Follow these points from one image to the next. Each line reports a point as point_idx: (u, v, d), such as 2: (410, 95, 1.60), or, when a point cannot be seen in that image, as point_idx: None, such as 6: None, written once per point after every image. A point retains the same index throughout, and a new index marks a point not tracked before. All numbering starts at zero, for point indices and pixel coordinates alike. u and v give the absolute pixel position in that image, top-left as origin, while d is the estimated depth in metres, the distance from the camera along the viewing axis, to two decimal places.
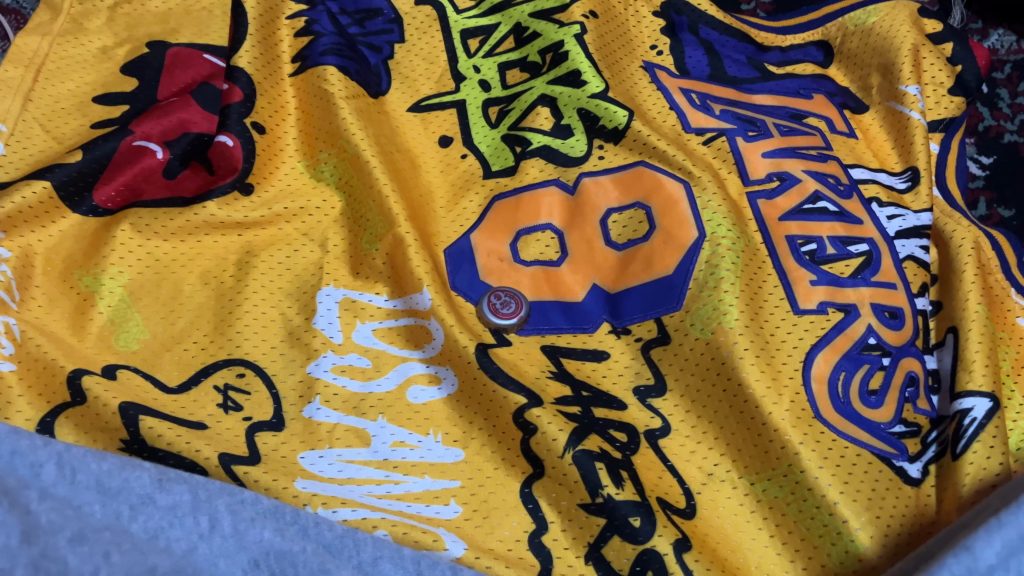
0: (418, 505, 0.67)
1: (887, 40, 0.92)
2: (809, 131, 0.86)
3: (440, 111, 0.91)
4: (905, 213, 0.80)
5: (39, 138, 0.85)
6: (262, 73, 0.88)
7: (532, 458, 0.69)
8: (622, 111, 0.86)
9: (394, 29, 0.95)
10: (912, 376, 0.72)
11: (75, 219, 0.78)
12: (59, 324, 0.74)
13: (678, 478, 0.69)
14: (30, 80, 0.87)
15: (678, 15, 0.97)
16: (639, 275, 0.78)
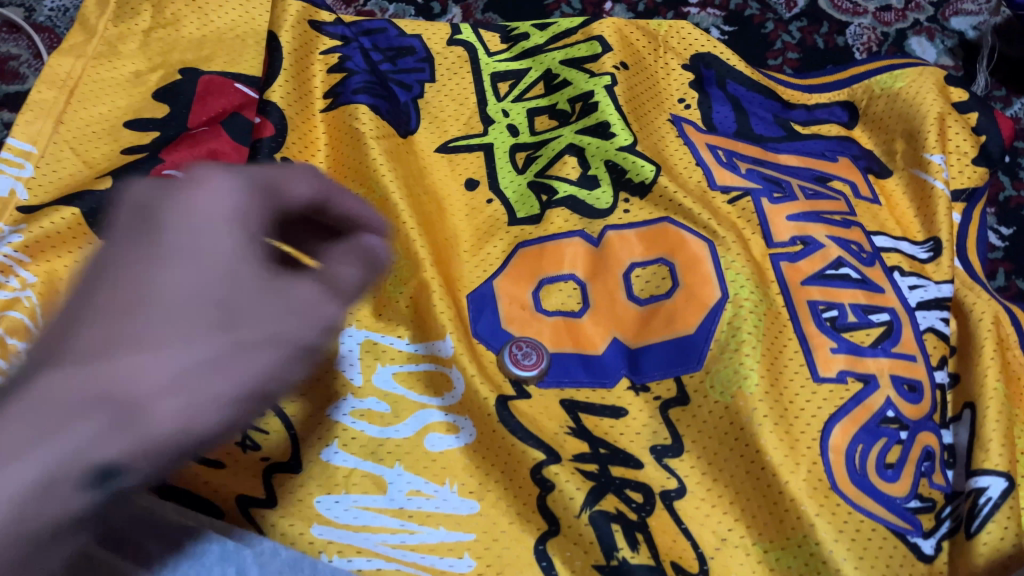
0: (432, 557, 0.68)
1: (913, 107, 0.93)
2: (834, 195, 0.87)
3: (468, 153, 0.91)
4: (926, 283, 0.81)
5: (69, 161, 0.86)
6: (294, 108, 0.91)
7: (548, 515, 0.70)
8: (649, 165, 0.87)
9: (425, 68, 0.96)
10: (929, 451, 0.72)
11: (101, 245, 0.79)
12: None
13: (692, 542, 0.69)
14: (62, 102, 0.88)
15: (706, 69, 0.98)
16: (660, 331, 0.78)
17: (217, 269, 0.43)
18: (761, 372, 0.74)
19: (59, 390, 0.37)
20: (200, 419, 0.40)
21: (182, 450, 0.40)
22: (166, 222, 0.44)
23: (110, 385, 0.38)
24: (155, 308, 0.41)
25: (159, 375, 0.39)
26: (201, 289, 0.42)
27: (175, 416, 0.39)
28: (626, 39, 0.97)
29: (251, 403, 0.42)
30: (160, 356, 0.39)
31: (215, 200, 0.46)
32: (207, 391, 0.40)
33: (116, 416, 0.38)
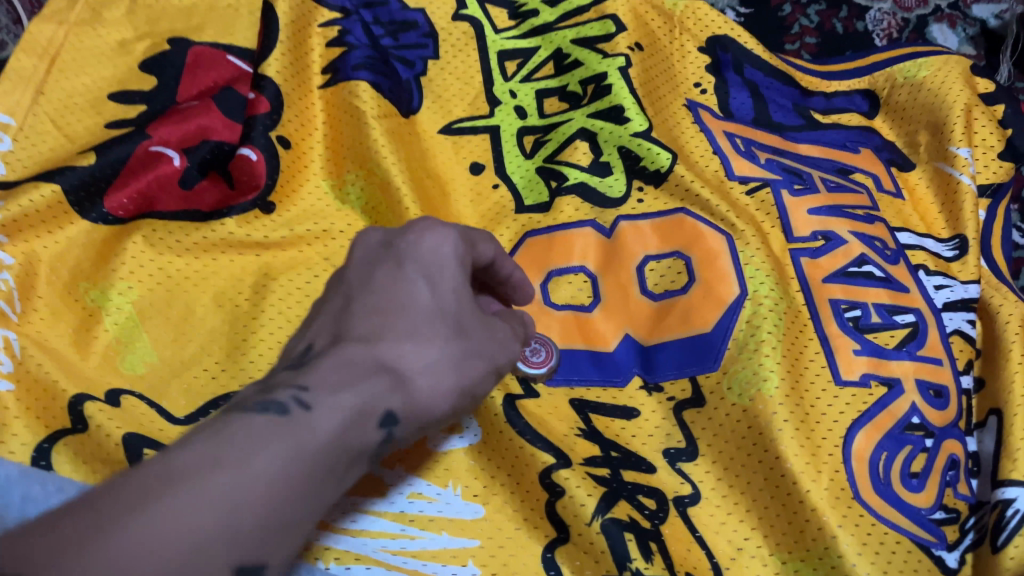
0: (434, 565, 0.64)
1: (939, 98, 0.89)
2: (856, 188, 0.83)
3: (473, 135, 0.87)
4: (953, 283, 0.77)
5: (51, 135, 0.81)
6: (291, 83, 0.84)
7: (557, 522, 0.66)
8: (665, 152, 0.83)
9: (428, 44, 0.90)
10: (953, 460, 0.69)
11: (84, 225, 0.75)
12: (62, 339, 0.70)
13: (707, 551, 0.66)
14: (44, 71, 0.83)
15: (723, 53, 0.93)
16: (675, 329, 0.75)
17: (450, 289, 0.50)
18: (782, 374, 0.70)
19: (385, 361, 0.44)
20: (450, 400, 0.48)
21: (427, 424, 0.47)
22: (400, 243, 0.51)
23: (408, 362, 0.45)
24: (396, 306, 0.47)
25: (434, 356, 0.47)
26: (443, 300, 0.49)
27: (429, 400, 0.46)
28: (642, 21, 0.92)
29: (489, 382, 0.53)
30: (430, 348, 0.46)
31: (448, 243, 0.51)
32: (465, 379, 0.49)
33: (406, 381, 0.45)
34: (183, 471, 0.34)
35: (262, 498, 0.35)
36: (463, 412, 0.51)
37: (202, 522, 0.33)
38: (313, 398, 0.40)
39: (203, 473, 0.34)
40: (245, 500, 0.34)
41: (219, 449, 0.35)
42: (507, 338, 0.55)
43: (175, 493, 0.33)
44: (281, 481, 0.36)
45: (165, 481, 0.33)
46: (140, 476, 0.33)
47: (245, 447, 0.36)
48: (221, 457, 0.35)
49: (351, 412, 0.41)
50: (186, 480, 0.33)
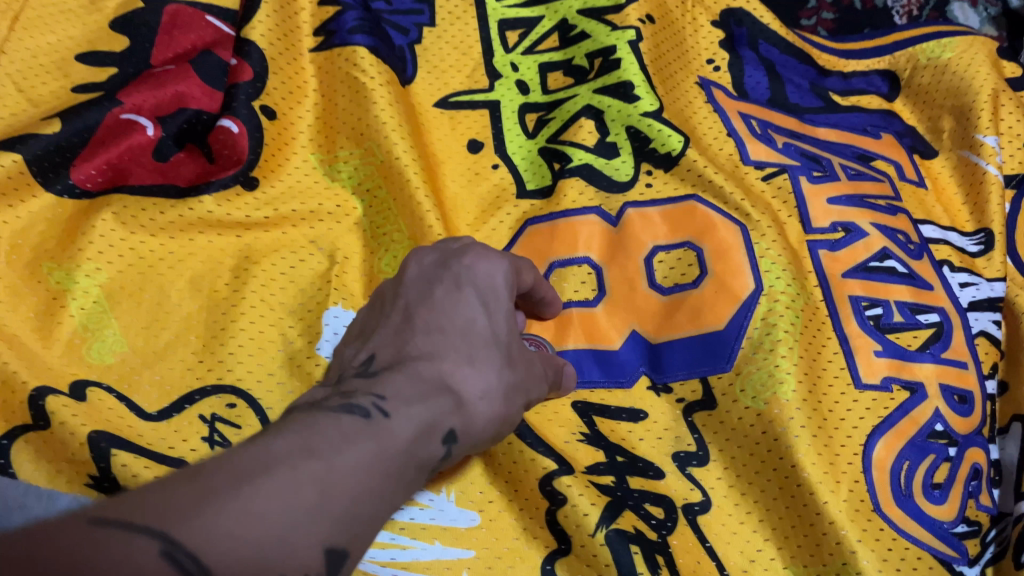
0: None
1: (965, 81, 0.84)
2: (878, 176, 0.78)
3: (471, 111, 0.81)
4: (979, 281, 0.73)
5: (13, 99, 0.74)
6: (277, 48, 0.78)
7: (558, 532, 0.63)
8: (677, 135, 0.78)
9: (425, 10, 0.84)
10: (977, 469, 0.66)
11: (48, 199, 0.68)
12: (23, 325, 0.64)
13: (717, 562, 0.62)
14: (6, 28, 0.76)
15: (738, 27, 0.88)
16: (685, 326, 0.70)
17: (504, 314, 0.52)
18: (798, 377, 0.66)
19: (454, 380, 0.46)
20: (498, 424, 0.50)
21: (480, 444, 0.49)
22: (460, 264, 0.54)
23: (470, 382, 0.47)
24: (454, 326, 0.49)
25: (493, 378, 0.49)
26: (500, 322, 0.52)
27: (486, 421, 0.48)
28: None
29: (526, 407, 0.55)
30: (489, 371, 0.48)
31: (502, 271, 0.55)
32: (511, 406, 0.51)
33: (469, 401, 0.46)
34: (280, 457, 0.34)
35: (352, 488, 0.35)
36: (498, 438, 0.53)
37: (302, 501, 0.33)
38: (390, 405, 0.41)
39: (298, 460, 0.34)
40: (338, 487, 0.35)
41: (314, 438, 0.36)
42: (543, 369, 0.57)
43: (277, 473, 0.33)
44: (368, 478, 0.36)
45: (266, 463, 0.33)
46: (238, 459, 0.33)
47: (334, 442, 0.36)
48: (314, 446, 0.35)
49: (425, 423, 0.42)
50: (284, 464, 0.34)
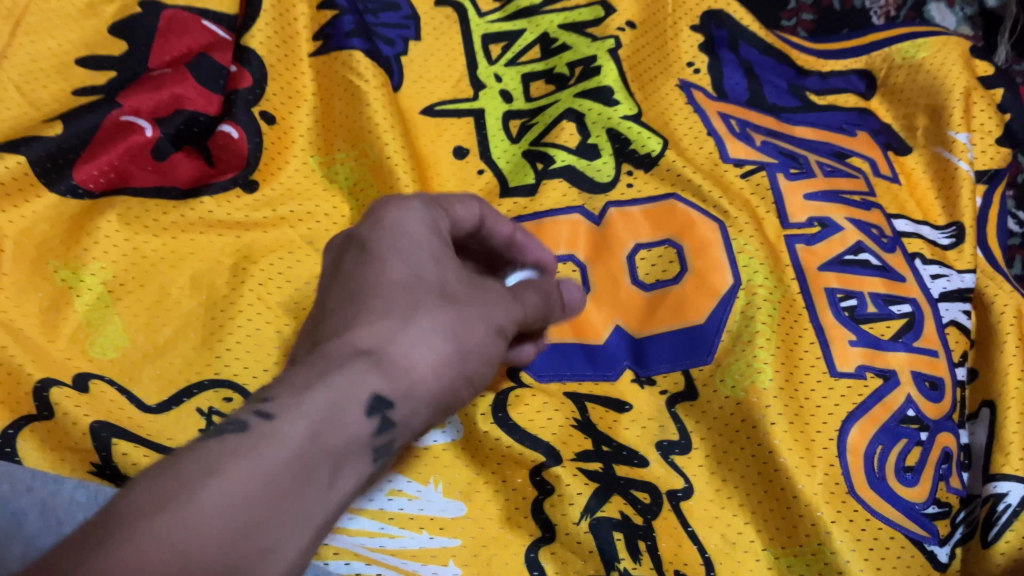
0: (414, 564, 0.61)
1: (938, 80, 0.87)
2: (853, 173, 0.81)
3: (455, 118, 0.84)
4: (949, 272, 0.76)
5: (15, 102, 0.76)
6: (276, 54, 0.81)
7: (542, 521, 0.64)
8: (655, 138, 0.80)
9: (410, 26, 0.86)
10: (947, 453, 0.69)
11: (51, 199, 0.71)
12: (28, 319, 0.66)
13: (699, 546, 0.65)
14: (7, 34, 0.78)
15: (718, 29, 0.90)
16: (668, 320, 0.73)
17: (426, 265, 0.49)
18: (775, 365, 0.69)
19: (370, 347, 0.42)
20: (460, 369, 0.46)
21: (441, 395, 0.45)
22: (362, 232, 0.50)
23: (394, 342, 0.43)
24: (364, 292, 0.46)
25: (425, 330, 0.45)
26: (417, 271, 0.48)
27: (434, 369, 0.44)
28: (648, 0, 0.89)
29: (498, 342, 0.51)
30: (416, 327, 0.44)
31: (411, 217, 0.51)
32: (466, 347, 0.47)
33: (399, 361, 0.42)
34: (146, 496, 0.31)
35: (237, 502, 0.32)
36: (472, 386, 0.50)
37: (169, 539, 0.30)
38: (283, 398, 0.38)
39: (166, 494, 0.32)
40: (216, 510, 0.32)
41: (186, 464, 0.33)
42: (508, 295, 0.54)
43: (137, 520, 0.30)
44: (256, 480, 0.33)
45: (129, 512, 0.31)
46: (102, 517, 0.31)
47: (212, 459, 0.34)
48: (184, 475, 0.33)
49: (334, 399, 0.38)
50: (148, 505, 0.31)
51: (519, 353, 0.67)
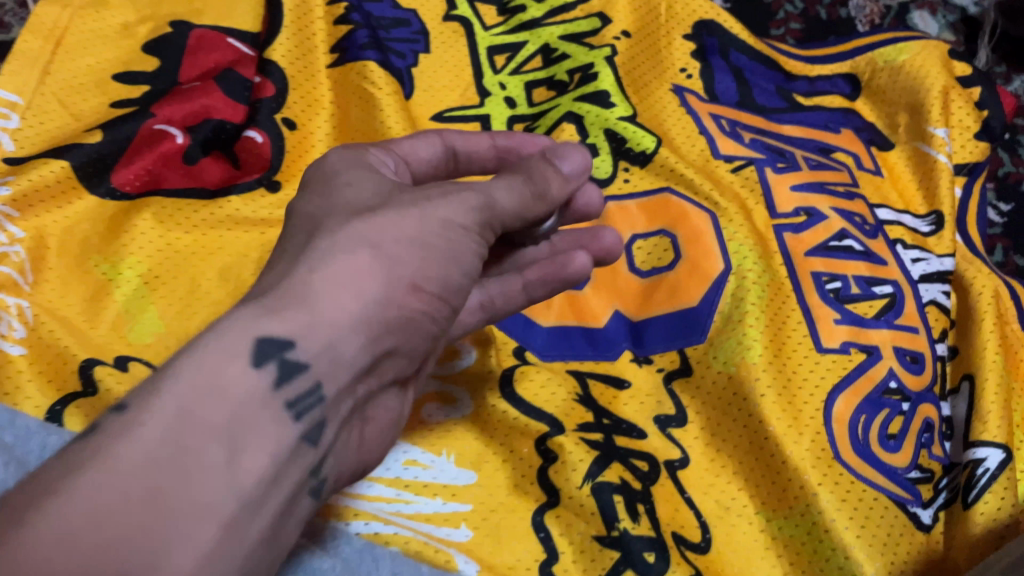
0: (428, 526, 0.66)
1: (918, 81, 0.92)
2: (837, 166, 0.86)
3: (463, 123, 0.89)
4: (929, 256, 0.81)
5: (58, 114, 0.83)
6: (296, 66, 0.87)
7: (547, 486, 0.69)
8: (650, 136, 0.86)
9: (420, 40, 0.93)
10: (929, 422, 0.73)
11: (91, 201, 0.77)
12: (72, 308, 0.73)
13: (695, 510, 0.69)
14: (50, 52, 0.84)
15: (710, 37, 0.95)
16: (663, 304, 0.78)
17: (336, 211, 0.50)
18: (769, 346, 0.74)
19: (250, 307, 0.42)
20: (375, 291, 0.46)
21: (358, 319, 0.45)
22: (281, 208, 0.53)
23: (271, 300, 0.43)
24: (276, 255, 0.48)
25: (314, 277, 0.45)
26: (328, 216, 0.50)
27: (338, 299, 0.45)
28: (645, 6, 0.95)
29: (431, 245, 0.50)
30: (298, 281, 0.44)
31: (329, 178, 0.53)
32: (372, 271, 0.46)
33: (285, 306, 0.43)
34: (40, 485, 0.34)
35: (130, 469, 0.35)
36: (416, 292, 0.49)
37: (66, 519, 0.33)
38: (147, 383, 0.38)
39: (57, 481, 0.34)
40: (108, 481, 0.34)
41: (79, 447, 0.35)
42: (426, 198, 0.51)
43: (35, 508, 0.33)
44: (150, 442, 0.35)
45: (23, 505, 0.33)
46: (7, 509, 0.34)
47: (107, 433, 0.36)
48: (78, 458, 0.35)
49: (202, 366, 0.39)
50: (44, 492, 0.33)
51: (571, 260, 0.68)
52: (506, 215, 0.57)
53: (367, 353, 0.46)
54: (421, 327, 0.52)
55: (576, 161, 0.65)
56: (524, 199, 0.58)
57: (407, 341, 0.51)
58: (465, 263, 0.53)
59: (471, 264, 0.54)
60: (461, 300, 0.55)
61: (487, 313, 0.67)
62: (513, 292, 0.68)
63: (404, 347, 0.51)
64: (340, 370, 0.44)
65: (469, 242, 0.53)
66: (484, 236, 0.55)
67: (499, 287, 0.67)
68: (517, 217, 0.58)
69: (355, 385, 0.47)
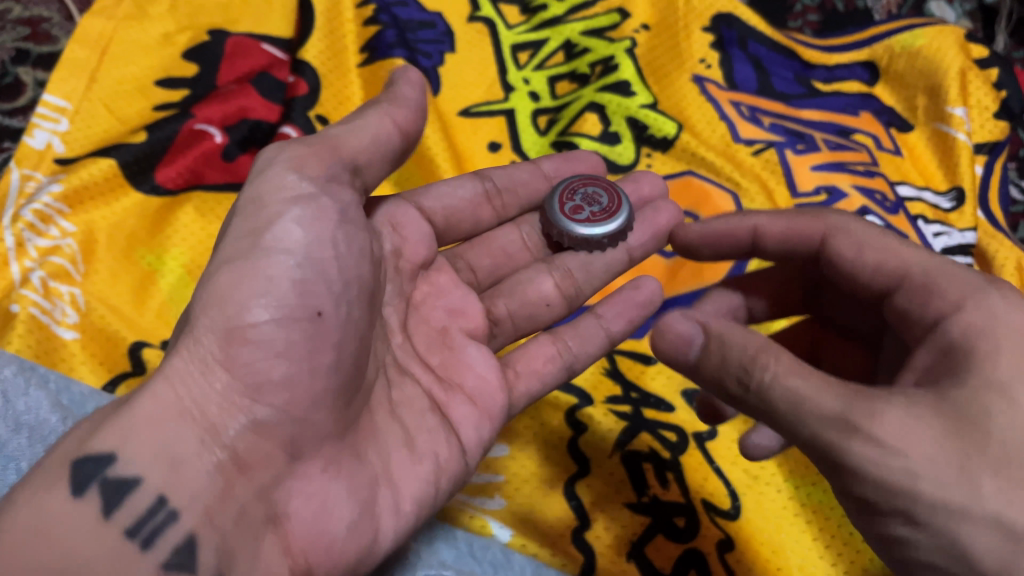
0: (463, 496, 0.68)
1: (936, 64, 0.93)
2: (857, 147, 0.89)
3: (490, 118, 0.92)
4: (950, 231, 0.84)
5: (103, 118, 0.85)
6: (328, 66, 0.91)
7: (578, 457, 0.71)
8: (671, 122, 0.90)
9: (445, 41, 0.95)
10: None
11: (138, 197, 0.81)
12: (121, 296, 0.76)
13: (724, 480, 0.70)
14: (96, 61, 0.87)
15: (728, 29, 0.96)
16: (689, 282, 0.80)
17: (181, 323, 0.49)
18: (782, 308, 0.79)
19: (76, 433, 0.42)
20: (191, 365, 0.44)
21: (183, 408, 0.43)
22: None
23: (97, 419, 0.43)
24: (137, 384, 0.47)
25: (137, 391, 0.44)
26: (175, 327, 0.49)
27: (155, 396, 0.43)
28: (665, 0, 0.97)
29: (236, 265, 0.47)
30: (124, 397, 0.44)
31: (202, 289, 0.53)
32: (184, 349, 0.45)
33: (104, 420, 0.42)
34: None
35: None
36: (244, 340, 0.45)
37: None
38: None
39: None
40: None
41: None
42: (231, 219, 0.50)
43: None
44: None
45: None
46: None
47: None
48: None
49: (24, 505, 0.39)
50: None
51: (638, 289, 0.68)
52: (328, 143, 0.53)
53: (217, 448, 0.43)
54: (290, 380, 0.46)
55: (401, 78, 0.59)
56: (355, 128, 0.55)
57: (285, 399, 0.45)
58: (279, 236, 0.48)
59: (285, 224, 0.49)
60: (322, 301, 0.48)
61: (567, 361, 0.64)
62: (590, 334, 0.65)
63: (280, 412, 0.45)
64: (182, 469, 0.41)
65: (270, 209, 0.49)
66: (295, 180, 0.50)
67: (574, 334, 0.65)
68: (341, 139, 0.54)
69: (234, 484, 0.43)
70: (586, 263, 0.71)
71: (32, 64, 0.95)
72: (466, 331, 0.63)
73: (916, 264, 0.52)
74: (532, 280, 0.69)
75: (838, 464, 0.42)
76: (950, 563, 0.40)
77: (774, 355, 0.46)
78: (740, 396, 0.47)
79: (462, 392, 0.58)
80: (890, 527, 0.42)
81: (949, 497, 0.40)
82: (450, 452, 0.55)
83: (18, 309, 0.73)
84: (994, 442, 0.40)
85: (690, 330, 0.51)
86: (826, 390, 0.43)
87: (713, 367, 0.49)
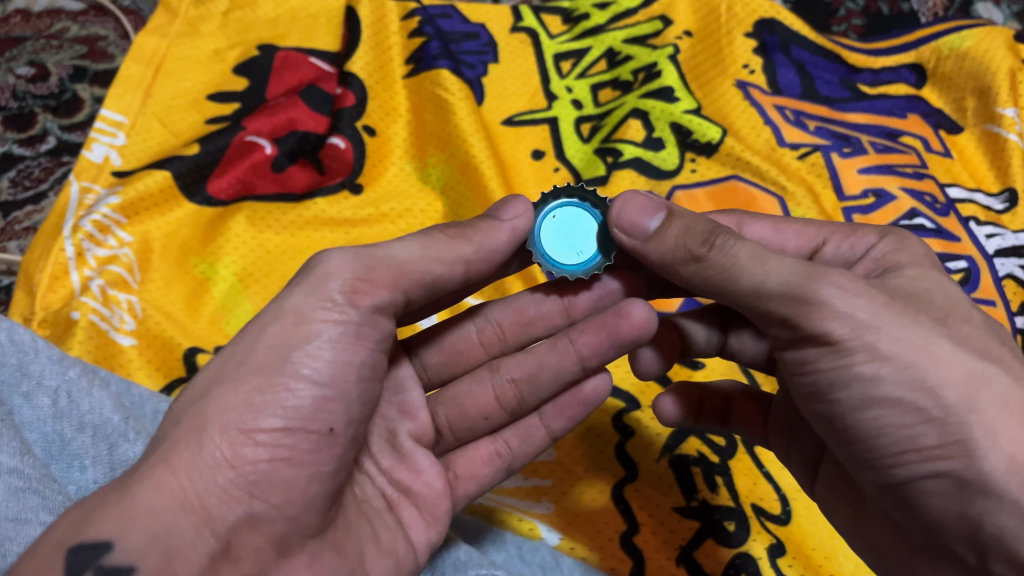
0: (511, 500, 0.69)
1: (984, 64, 0.92)
2: (904, 149, 0.90)
3: (532, 127, 0.92)
4: (1004, 232, 0.86)
5: (158, 132, 0.88)
6: (375, 77, 0.93)
7: (627, 461, 0.71)
8: (716, 127, 0.90)
9: (488, 51, 0.96)
10: None
11: (191, 208, 0.84)
12: (176, 302, 0.79)
13: (774, 484, 0.70)
14: (150, 77, 0.90)
15: (770, 35, 0.95)
16: None
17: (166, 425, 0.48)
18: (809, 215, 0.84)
19: (70, 518, 0.43)
20: (198, 461, 0.45)
21: (181, 502, 0.44)
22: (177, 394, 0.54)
23: (94, 504, 0.44)
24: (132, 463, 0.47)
25: (139, 474, 0.45)
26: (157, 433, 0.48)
27: (158, 484, 0.44)
28: (705, 6, 0.96)
29: (261, 374, 0.48)
30: (126, 479, 0.45)
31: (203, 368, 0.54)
32: (191, 444, 0.45)
33: (99, 505, 0.43)
34: None
35: None
36: (252, 443, 0.46)
37: None
38: None
39: None
40: None
41: None
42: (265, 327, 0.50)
43: None
44: None
45: None
46: None
47: None
48: None
49: None
50: None
51: (584, 379, 0.61)
52: (392, 265, 0.53)
53: (211, 537, 0.44)
54: (291, 482, 0.47)
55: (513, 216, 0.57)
56: (426, 246, 0.54)
57: (281, 500, 0.47)
58: (307, 356, 0.49)
59: (317, 346, 0.49)
60: (335, 419, 0.49)
61: (505, 461, 0.61)
62: (532, 431, 0.62)
63: (275, 510, 0.47)
64: (177, 560, 0.42)
65: (306, 325, 0.50)
66: (342, 307, 0.50)
67: (515, 432, 0.62)
68: (407, 265, 0.53)
69: (221, 568, 0.44)
70: (533, 374, 0.61)
71: (89, 81, 0.98)
72: (411, 434, 0.60)
73: (828, 226, 0.59)
74: (473, 391, 0.63)
75: (802, 311, 0.47)
76: (909, 384, 0.46)
77: (731, 230, 0.51)
78: (698, 256, 0.50)
79: (407, 494, 0.58)
80: (850, 367, 0.47)
81: (914, 334, 0.47)
82: (405, 554, 0.55)
83: (79, 316, 0.76)
84: (940, 307, 0.50)
85: (654, 206, 0.54)
86: (784, 257, 0.49)
87: (671, 236, 0.51)
